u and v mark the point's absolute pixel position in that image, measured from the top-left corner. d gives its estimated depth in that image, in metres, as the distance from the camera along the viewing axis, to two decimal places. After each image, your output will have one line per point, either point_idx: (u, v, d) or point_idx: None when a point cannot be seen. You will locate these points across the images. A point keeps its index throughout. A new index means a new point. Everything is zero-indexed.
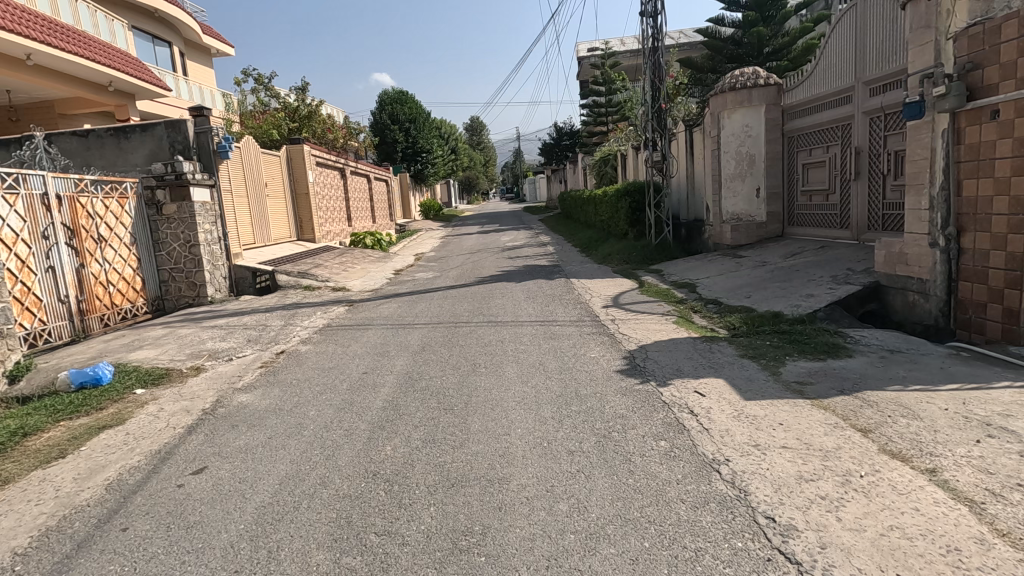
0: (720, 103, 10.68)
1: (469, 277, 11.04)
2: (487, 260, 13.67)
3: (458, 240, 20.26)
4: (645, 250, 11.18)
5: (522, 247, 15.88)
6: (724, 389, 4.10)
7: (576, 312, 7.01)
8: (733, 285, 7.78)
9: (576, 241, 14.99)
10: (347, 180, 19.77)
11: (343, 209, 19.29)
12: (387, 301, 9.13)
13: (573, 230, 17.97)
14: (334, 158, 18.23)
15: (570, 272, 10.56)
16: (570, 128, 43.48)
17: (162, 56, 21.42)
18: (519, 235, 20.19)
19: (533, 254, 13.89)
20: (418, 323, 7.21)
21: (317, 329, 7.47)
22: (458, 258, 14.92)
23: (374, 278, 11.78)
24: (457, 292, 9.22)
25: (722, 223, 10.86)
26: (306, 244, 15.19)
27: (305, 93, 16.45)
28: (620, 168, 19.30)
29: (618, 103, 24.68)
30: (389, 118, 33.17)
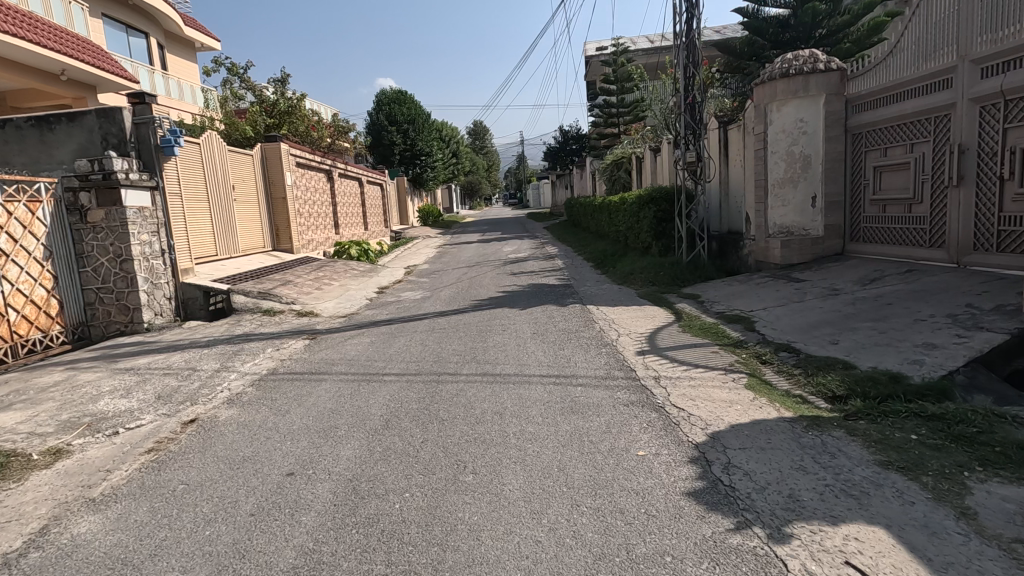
0: (766, 93, 8.90)
1: (463, 299, 9.21)
2: (486, 276, 11.85)
3: (455, 251, 18.43)
4: (674, 268, 9.37)
5: (526, 260, 14.07)
6: (901, 562, 2.25)
7: (601, 362, 5.17)
8: (804, 322, 5.95)
9: (588, 255, 13.18)
10: (335, 184, 18.05)
11: (329, 216, 17.54)
12: (359, 332, 7.33)
13: (583, 242, 16.17)
14: (319, 160, 16.50)
15: (586, 295, 8.73)
16: (577, 132, 41.76)
17: (137, 47, 19.68)
18: (523, 245, 18.34)
19: (539, 269, 12.07)
20: (389, 374, 5.40)
21: (258, 377, 5.66)
22: (453, 272, 13.12)
23: (352, 299, 9.99)
24: (446, 324, 7.40)
25: (768, 238, 9.05)
26: (282, 255, 13.41)
27: (285, 86, 14.71)
28: (635, 173, 17.51)
29: (632, 103, 22.94)
30: (386, 118, 31.57)
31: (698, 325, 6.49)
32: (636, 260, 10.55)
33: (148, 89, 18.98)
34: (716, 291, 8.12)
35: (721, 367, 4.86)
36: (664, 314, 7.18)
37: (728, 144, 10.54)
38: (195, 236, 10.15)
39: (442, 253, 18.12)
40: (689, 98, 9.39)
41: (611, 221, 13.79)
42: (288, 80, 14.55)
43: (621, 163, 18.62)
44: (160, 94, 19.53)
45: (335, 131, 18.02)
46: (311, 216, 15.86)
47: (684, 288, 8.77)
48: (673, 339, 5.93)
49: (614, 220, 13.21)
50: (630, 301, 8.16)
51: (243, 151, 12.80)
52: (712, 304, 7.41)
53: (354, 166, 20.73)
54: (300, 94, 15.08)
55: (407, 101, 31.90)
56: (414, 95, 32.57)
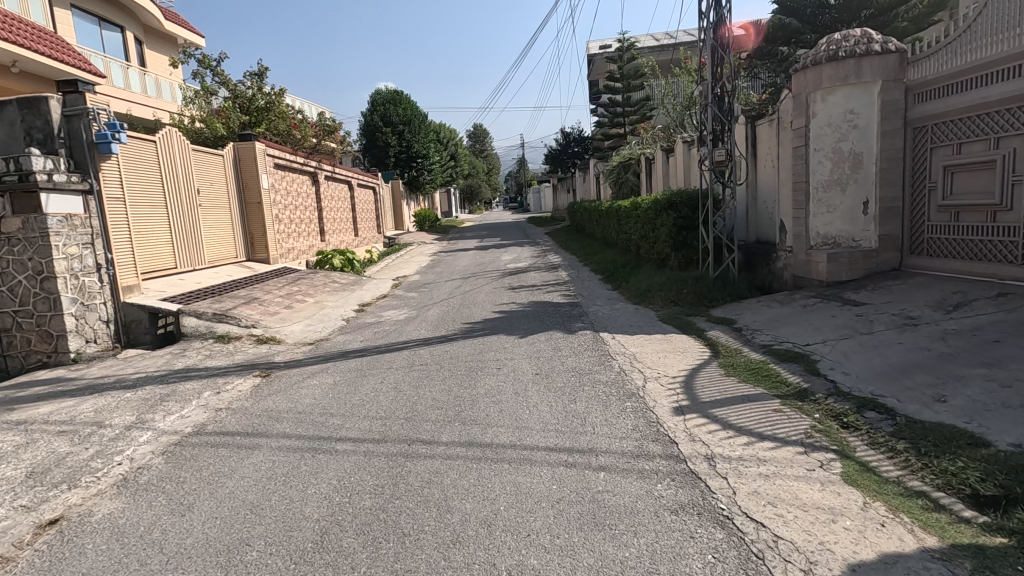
0: (807, 81, 7.59)
1: (453, 322, 7.88)
2: (482, 291, 10.52)
3: (450, 259, 17.11)
4: (699, 285, 8.04)
5: (526, 272, 12.76)
6: None
7: (627, 426, 3.85)
8: (885, 364, 4.61)
9: (597, 267, 11.84)
10: (320, 188, 16.77)
11: (314, 222, 16.26)
12: (323, 369, 6.01)
13: (588, 251, 14.84)
14: (302, 162, 15.23)
15: (597, 317, 7.41)
16: (579, 134, 40.53)
17: (112, 42, 18.47)
18: (523, 254, 16.97)
19: (541, 283, 10.74)
20: (346, 438, 4.09)
21: (177, 439, 4.34)
22: (445, 286, 11.81)
23: (326, 320, 8.66)
24: (429, 359, 6.07)
25: (810, 250, 7.72)
26: (255, 266, 12.12)
27: (263, 80, 13.44)
28: (645, 176, 16.18)
29: (638, 102, 21.67)
30: (381, 119, 30.33)
31: (742, 365, 5.15)
32: (653, 274, 9.22)
33: (124, 86, 17.72)
34: (754, 316, 6.80)
35: (794, 438, 3.53)
36: (696, 346, 5.86)
37: (756, 142, 9.23)
38: (144, 247, 8.85)
39: (436, 261, 16.77)
40: (717, 88, 8.07)
41: (621, 228, 12.46)
42: (266, 73, 13.26)
43: (629, 165, 17.32)
44: (137, 93, 18.27)
45: (321, 131, 16.71)
46: (292, 223, 14.57)
47: (712, 310, 7.45)
48: (716, 387, 4.61)
49: (625, 227, 11.89)
50: (650, 326, 6.83)
51: (211, 150, 11.52)
52: (753, 334, 6.09)
53: (343, 168, 19.44)
54: (279, 89, 13.82)
55: (403, 101, 30.69)
56: (411, 95, 31.38)
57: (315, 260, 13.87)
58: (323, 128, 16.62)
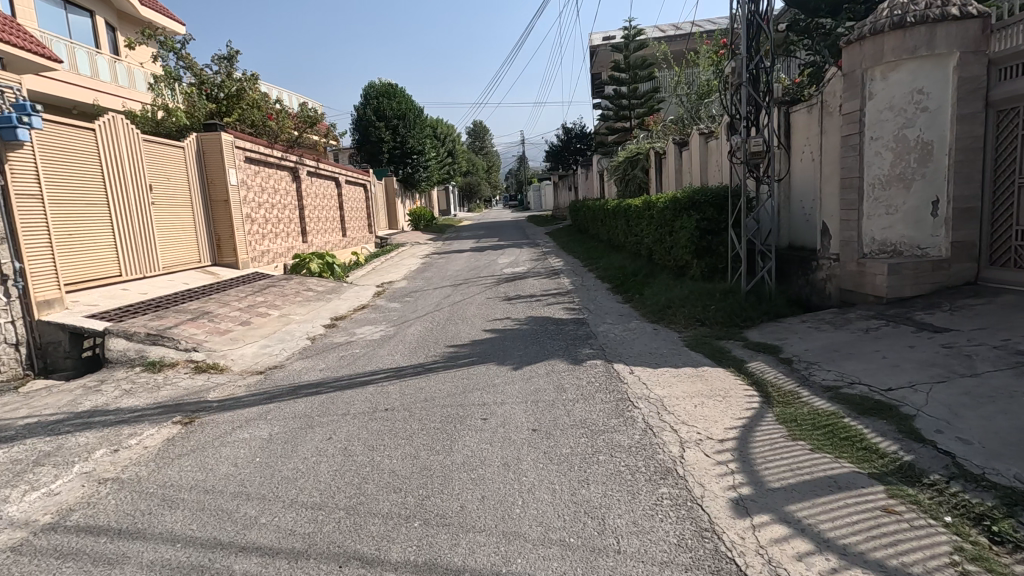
0: (863, 56, 6.29)
1: (436, 344, 6.60)
2: (473, 302, 9.23)
3: (443, 262, 15.81)
4: (729, 301, 6.73)
5: (523, 279, 11.45)
6: None
7: (669, 541, 2.56)
8: (1018, 429, 3.31)
9: (604, 274, 10.53)
10: (302, 185, 15.47)
11: (293, 221, 14.96)
12: (263, 414, 4.72)
13: (593, 254, 13.53)
14: (280, 156, 13.93)
15: (608, 341, 6.12)
16: (581, 130, 39.19)
17: (78, 27, 17.15)
18: (522, 257, 15.65)
19: (540, 293, 9.44)
20: (251, 544, 2.81)
21: (20, 539, 3.05)
22: (433, 294, 10.51)
23: (288, 339, 7.36)
24: (397, 401, 4.78)
25: (864, 260, 6.42)
26: (220, 272, 10.83)
27: (233, 63, 12.17)
28: (655, 172, 14.86)
29: (645, 94, 20.28)
30: (374, 113, 29.02)
31: (808, 420, 3.85)
32: (671, 285, 7.90)
33: (91, 74, 16.39)
34: (802, 343, 5.50)
35: None
36: (739, 387, 4.55)
37: (792, 131, 7.91)
38: (67, 253, 7.58)
39: (427, 265, 15.47)
40: (752, 66, 6.52)
41: (630, 230, 11.14)
42: (236, 57, 11.98)
43: (637, 161, 15.99)
44: (106, 82, 16.93)
45: (301, 123, 15.40)
46: (268, 223, 13.29)
47: (747, 333, 6.14)
48: (783, 460, 3.30)
49: (636, 229, 10.57)
50: (675, 353, 5.54)
51: (168, 141, 10.21)
52: (810, 370, 4.79)
53: (330, 164, 18.12)
54: (251, 75, 12.53)
55: (397, 94, 29.37)
56: (405, 88, 30.07)
57: (292, 264, 12.56)
58: (304, 119, 15.30)
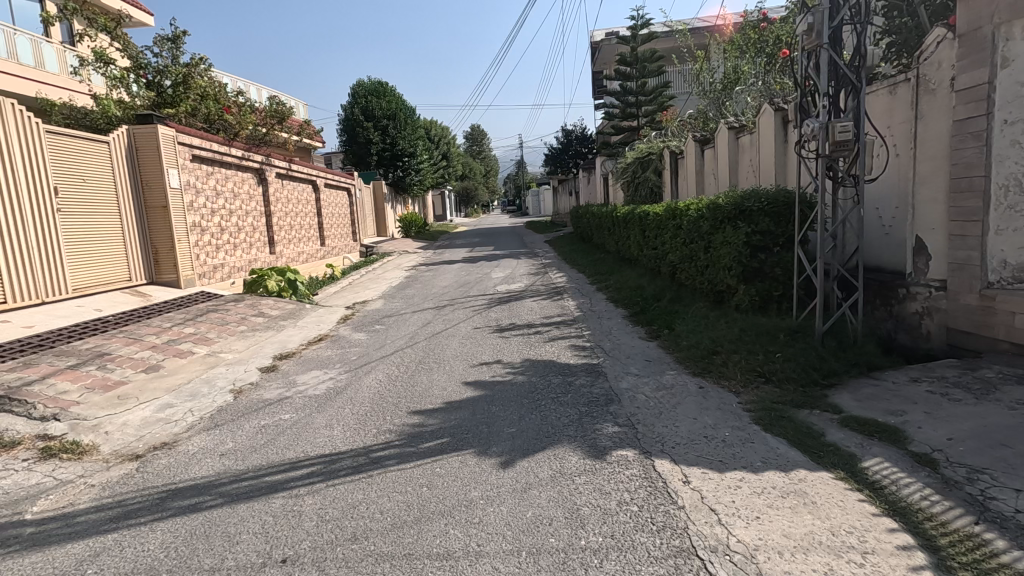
0: (995, 5, 4.50)
1: (397, 409, 4.77)
2: (457, 334, 7.39)
3: (429, 277, 13.98)
4: (799, 346, 4.92)
5: (520, 300, 9.61)
6: None
7: None
8: None
9: (618, 295, 8.73)
10: (270, 189, 13.67)
11: (258, 230, 13.13)
12: (85, 564, 2.84)
13: (601, 269, 11.71)
14: (240, 155, 12.12)
15: (640, 411, 4.28)
16: (583, 133, 37.44)
17: (24, 12, 15.34)
18: (519, 271, 13.82)
19: (540, 323, 7.62)
20: None
21: None
22: (410, 321, 8.67)
23: (204, 394, 5.52)
24: (309, 542, 2.92)
25: (994, 291, 4.60)
26: (153, 293, 8.97)
27: (177, 45, 10.34)
28: (672, 174, 13.06)
29: (654, 90, 18.37)
30: (362, 113, 27.25)
31: None
32: (711, 318, 6.10)
33: (36, 64, 14.54)
34: (939, 427, 3.65)
35: None
36: (880, 526, 2.69)
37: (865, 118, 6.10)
38: None
39: (410, 280, 13.62)
40: (837, 21, 4.63)
41: (649, 241, 9.34)
42: (181, 36, 10.17)
43: (648, 162, 14.21)
44: (56, 74, 15.12)
45: (268, 118, 13.53)
46: (223, 232, 11.47)
47: (838, 398, 4.30)
48: None
49: (655, 240, 8.78)
50: (744, 438, 3.69)
51: (88, 135, 8.41)
52: (983, 488, 2.93)
53: (305, 165, 16.31)
54: (197, 59, 10.73)
55: (387, 93, 27.61)
56: (396, 87, 28.32)
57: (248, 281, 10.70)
58: (265, 113, 13.47)
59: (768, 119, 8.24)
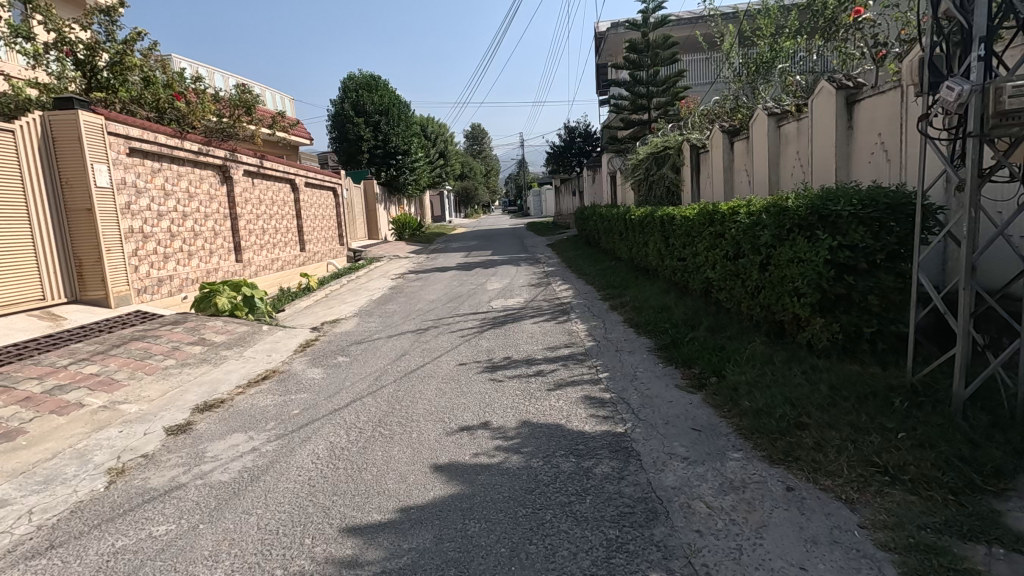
0: None
1: (325, 520, 3.14)
2: (437, 373, 5.78)
3: (417, 288, 12.37)
4: (929, 422, 3.29)
5: (517, 323, 7.98)
6: None
7: None
8: None
9: (640, 317, 7.13)
10: (236, 188, 12.11)
11: (220, 235, 11.54)
12: None
13: (613, 282, 10.08)
14: (196, 150, 10.56)
15: (706, 547, 2.64)
16: (587, 129, 35.79)
17: None
18: (518, 281, 12.19)
19: (543, 359, 6.00)
20: None
21: None
22: (382, 351, 7.04)
23: (68, 477, 3.90)
24: None
25: None
26: (70, 316, 7.35)
27: (112, 18, 8.77)
28: (694, 171, 11.44)
29: (666, 79, 16.71)
30: (353, 108, 25.69)
31: None
32: (776, 362, 4.50)
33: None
34: None
35: None
36: None
37: None
38: None
39: (394, 291, 11.99)
40: None
41: (676, 249, 7.76)
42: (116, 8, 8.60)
43: (664, 157, 12.61)
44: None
45: (232, 109, 11.93)
46: (174, 238, 9.89)
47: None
48: None
49: (685, 250, 7.19)
50: None
51: None
52: None
53: (282, 162, 14.75)
54: (134, 35, 9.04)
55: (379, 87, 26.02)
56: (389, 81, 26.76)
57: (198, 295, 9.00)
58: (229, 101, 11.79)
59: (830, 99, 6.65)
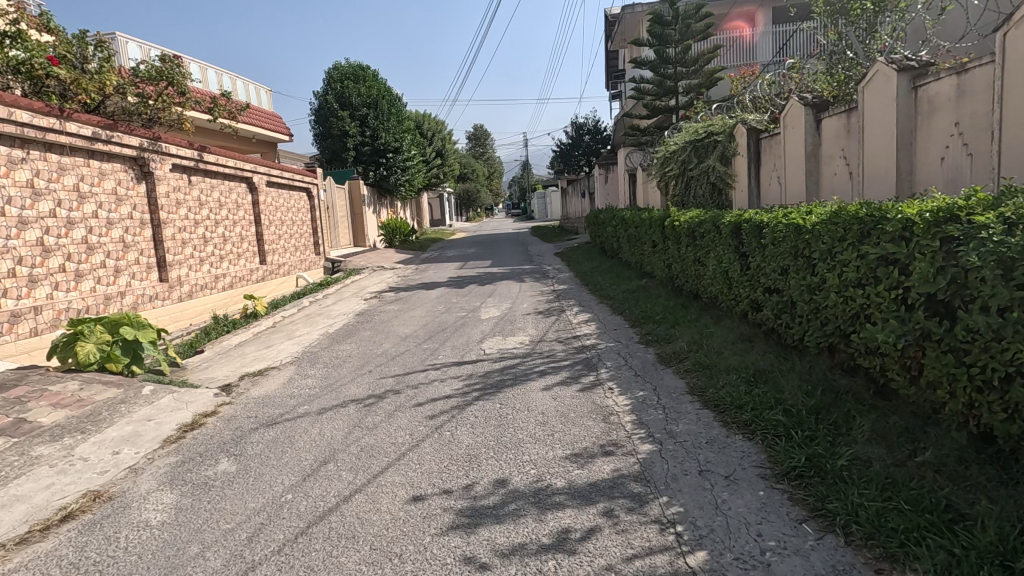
0: None
1: None
2: (364, 529, 3.04)
3: (391, 314, 9.65)
4: None
5: (520, 387, 5.23)
6: None
7: None
8: None
9: (722, 390, 4.39)
10: (159, 188, 9.51)
11: (134, 247, 8.93)
12: None
13: (652, 313, 7.34)
14: (88, 134, 7.94)
15: None
16: (596, 125, 33.21)
17: None
18: (521, 306, 9.43)
19: (567, 492, 3.24)
20: None
21: None
22: (297, 445, 4.30)
23: None
24: None
25: None
26: None
27: None
28: (753, 163, 8.81)
29: (699, 57, 13.94)
30: (337, 100, 23.02)
31: None
32: None
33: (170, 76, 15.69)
34: None
35: None
36: None
37: None
38: None
39: (361, 320, 9.26)
40: None
41: (768, 275, 5.04)
42: None
43: (709, 146, 9.91)
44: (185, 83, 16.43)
45: (153, 85, 9.32)
46: (49, 255, 7.28)
47: None
48: None
49: (793, 279, 4.47)
50: None
51: None
52: None
53: (233, 157, 12.12)
54: None
55: (368, 78, 23.50)
56: (378, 72, 24.11)
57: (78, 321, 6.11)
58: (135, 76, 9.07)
59: None
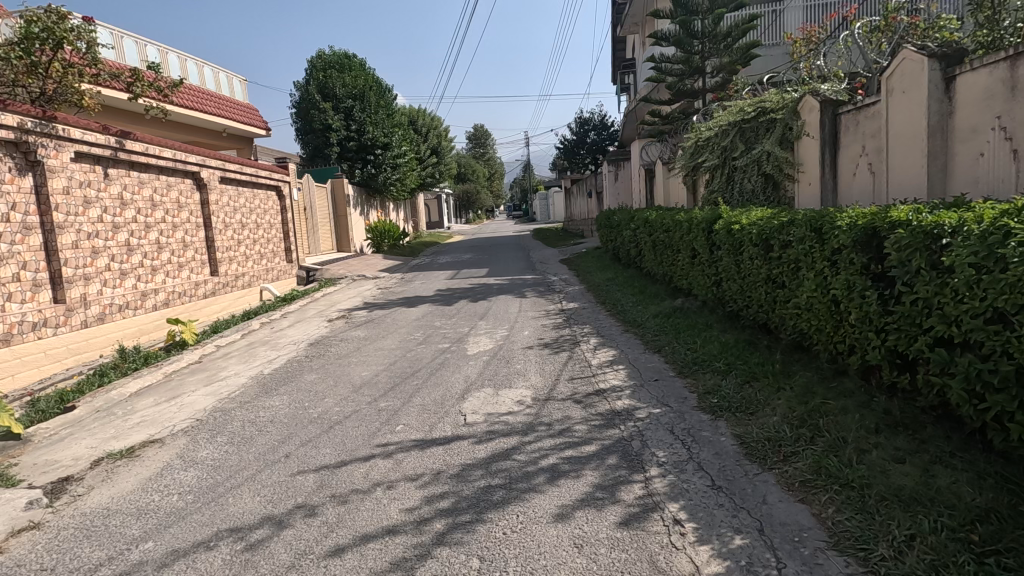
0: None
1: None
2: None
3: (353, 344, 7.46)
4: None
5: (517, 511, 3.05)
6: None
7: None
8: None
9: (918, 559, 2.22)
10: (54, 182, 7.45)
11: (10, 258, 6.81)
12: None
13: (706, 355, 5.17)
14: None
15: None
16: (603, 120, 31.07)
17: None
18: (520, 335, 7.25)
19: None
20: None
21: None
22: None
23: None
24: None
25: None
26: None
27: None
28: (829, 145, 6.64)
29: (733, 30, 11.74)
30: (319, 91, 20.92)
31: None
32: None
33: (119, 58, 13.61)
34: None
35: None
36: None
37: None
38: None
39: (312, 355, 7.07)
40: None
41: (954, 321, 2.88)
42: None
43: (761, 128, 7.79)
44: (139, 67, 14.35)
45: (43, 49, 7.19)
46: None
47: None
48: None
49: None
50: None
51: None
52: None
53: (170, 146, 10.02)
54: None
55: (353, 67, 21.53)
56: (365, 60, 22.04)
57: None
58: (15, 36, 6.96)
59: None
